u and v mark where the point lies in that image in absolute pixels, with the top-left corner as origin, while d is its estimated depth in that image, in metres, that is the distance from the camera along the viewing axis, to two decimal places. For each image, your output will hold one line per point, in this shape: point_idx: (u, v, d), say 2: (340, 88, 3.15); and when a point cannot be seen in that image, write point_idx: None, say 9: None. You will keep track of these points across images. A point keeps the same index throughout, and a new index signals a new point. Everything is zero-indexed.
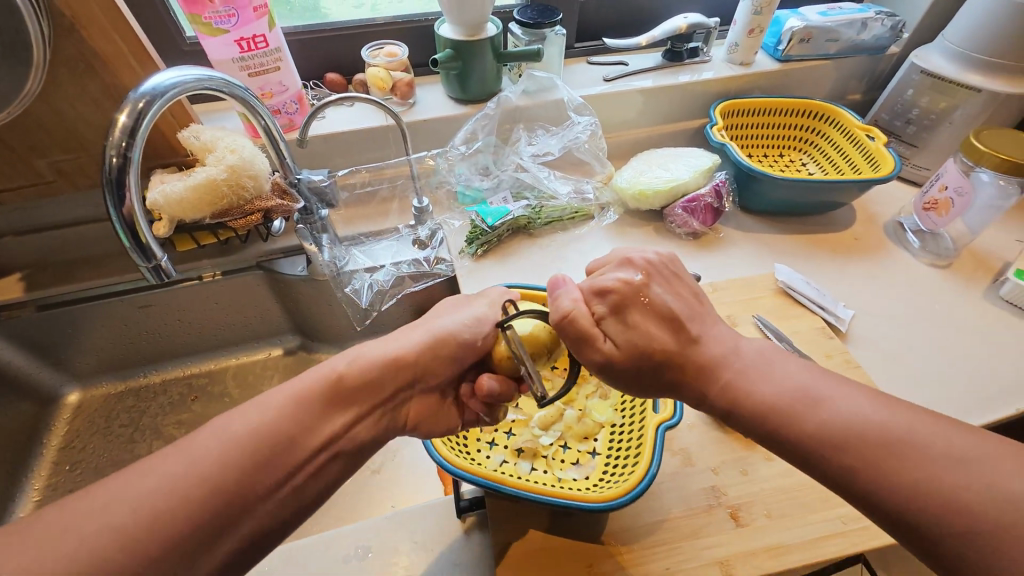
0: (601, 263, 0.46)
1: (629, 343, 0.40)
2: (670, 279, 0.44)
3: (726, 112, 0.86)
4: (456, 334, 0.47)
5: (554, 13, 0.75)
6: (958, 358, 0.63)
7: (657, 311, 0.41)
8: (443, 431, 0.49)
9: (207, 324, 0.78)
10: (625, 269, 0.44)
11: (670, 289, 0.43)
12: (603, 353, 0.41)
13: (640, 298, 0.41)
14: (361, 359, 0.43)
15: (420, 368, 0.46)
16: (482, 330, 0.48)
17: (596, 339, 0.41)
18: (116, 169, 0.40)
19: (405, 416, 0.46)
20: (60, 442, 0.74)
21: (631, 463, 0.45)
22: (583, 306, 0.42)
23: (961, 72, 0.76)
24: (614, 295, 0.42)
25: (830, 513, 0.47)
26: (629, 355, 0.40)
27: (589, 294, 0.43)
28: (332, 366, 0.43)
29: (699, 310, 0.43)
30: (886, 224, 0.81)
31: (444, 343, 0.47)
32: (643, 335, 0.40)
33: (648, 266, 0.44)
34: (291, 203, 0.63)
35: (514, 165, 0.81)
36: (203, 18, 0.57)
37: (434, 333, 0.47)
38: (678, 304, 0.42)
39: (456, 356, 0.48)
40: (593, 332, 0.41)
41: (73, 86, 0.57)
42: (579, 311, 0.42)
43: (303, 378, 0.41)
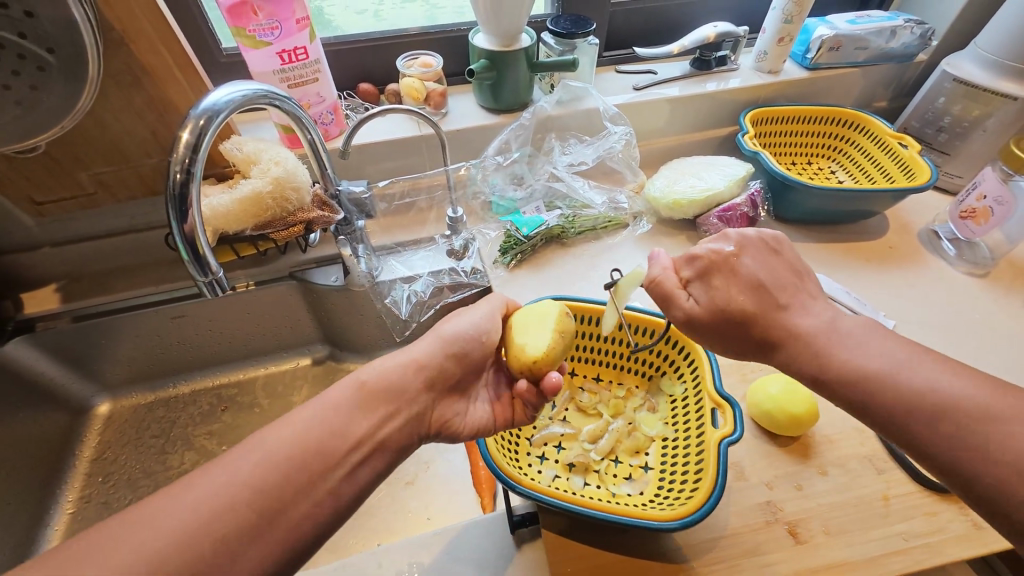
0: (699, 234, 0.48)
1: (711, 303, 0.43)
2: (766, 252, 0.44)
3: (756, 120, 0.86)
4: (466, 334, 0.47)
5: (587, 23, 0.75)
6: (1004, 368, 0.63)
7: (745, 278, 0.42)
8: (467, 437, 0.48)
9: (239, 334, 0.77)
10: (720, 240, 0.46)
11: (765, 259, 0.44)
12: (685, 312, 0.44)
13: (730, 264, 0.43)
14: (380, 367, 0.43)
15: (436, 369, 0.45)
16: (487, 328, 0.49)
17: (676, 297, 0.44)
18: (180, 185, 0.40)
19: (429, 423, 0.45)
20: (91, 454, 0.73)
21: (690, 480, 0.46)
22: (670, 274, 0.46)
23: (995, 80, 0.76)
24: (703, 261, 0.44)
25: (890, 529, 0.46)
26: (711, 313, 0.43)
27: (680, 261, 0.46)
28: (356, 375, 0.42)
29: (797, 285, 0.43)
30: (919, 232, 0.80)
31: (455, 343, 0.47)
32: (727, 298, 0.42)
33: (743, 239, 0.45)
34: (331, 213, 0.62)
35: (548, 174, 0.81)
36: (247, 31, 0.58)
37: (445, 336, 0.47)
38: (766, 272, 0.43)
39: (468, 356, 0.48)
40: (676, 293, 0.44)
41: (120, 100, 0.58)
42: (665, 276, 0.45)
43: (334, 388, 0.41)
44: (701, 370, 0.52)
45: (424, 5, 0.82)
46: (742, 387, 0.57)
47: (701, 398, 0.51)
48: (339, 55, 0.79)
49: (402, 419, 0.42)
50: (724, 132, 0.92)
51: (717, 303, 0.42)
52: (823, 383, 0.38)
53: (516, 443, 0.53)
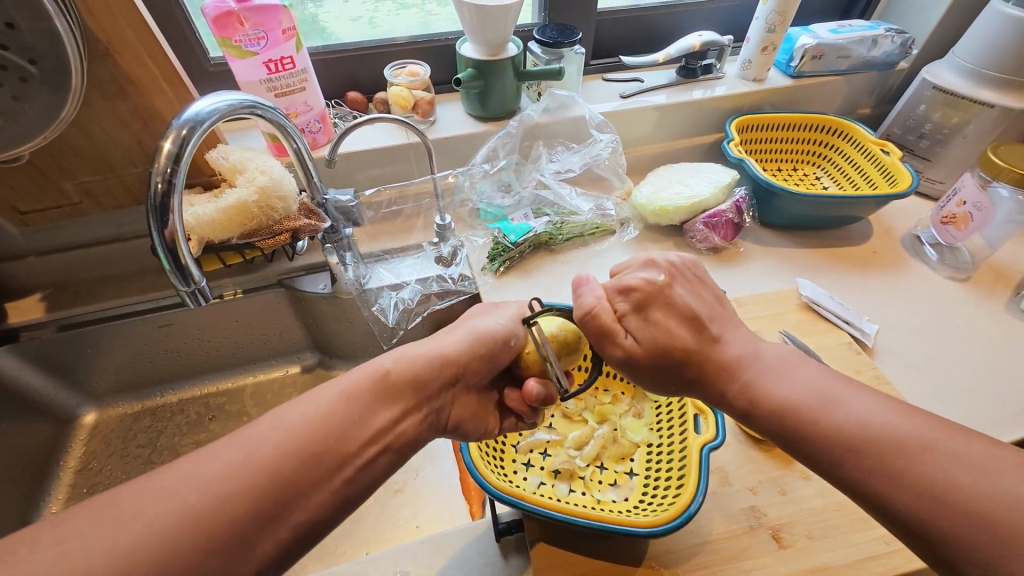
0: (622, 264, 0.47)
1: (650, 340, 0.41)
2: (693, 282, 0.44)
3: (742, 127, 0.87)
4: (495, 334, 0.47)
5: (573, 32, 0.76)
6: (985, 372, 0.63)
7: (680, 311, 0.42)
8: (478, 434, 0.49)
9: (226, 342, 0.77)
10: (647, 269, 0.45)
11: (693, 291, 0.44)
12: (625, 349, 0.42)
13: (663, 296, 0.42)
14: (405, 358, 0.43)
15: (461, 366, 0.46)
16: (520, 330, 0.48)
17: (617, 333, 0.42)
18: (161, 195, 0.41)
19: (447, 418, 0.46)
20: (76, 464, 0.72)
21: (673, 487, 0.46)
22: (605, 304, 0.43)
23: (973, 88, 0.77)
24: (637, 294, 0.43)
25: (872, 533, 0.47)
26: (649, 350, 0.41)
27: (612, 291, 0.44)
28: (378, 362, 0.42)
29: (723, 315, 0.43)
30: (903, 237, 0.82)
31: (484, 344, 0.46)
32: (665, 333, 0.41)
33: (671, 268, 0.45)
34: (318, 221, 0.63)
35: (535, 182, 0.82)
36: (233, 41, 0.58)
37: (474, 334, 0.47)
38: (698, 305, 0.42)
39: (497, 357, 0.47)
40: (615, 328, 0.42)
41: (105, 109, 0.58)
42: (601, 306, 0.43)
43: (353, 374, 0.40)
44: None
45: (419, 12, 0.82)
46: None
47: (685, 404, 0.51)
48: (328, 64, 0.79)
49: (421, 415, 0.42)
50: (710, 139, 0.93)
51: (658, 339, 0.41)
52: (753, 420, 0.39)
53: (502, 450, 0.53)
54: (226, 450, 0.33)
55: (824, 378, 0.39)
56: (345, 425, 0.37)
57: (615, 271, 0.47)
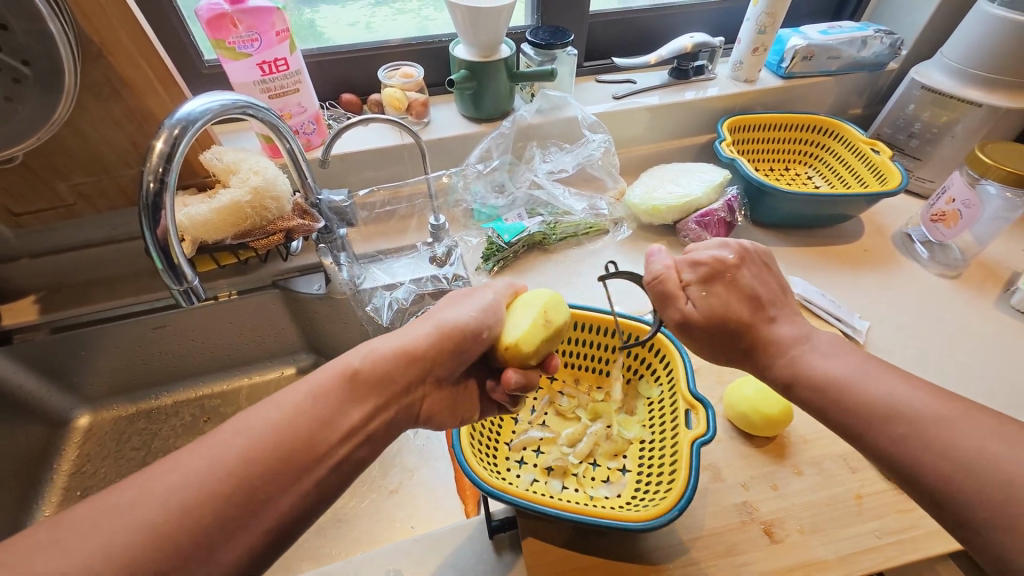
0: (695, 240, 0.48)
1: (710, 309, 0.43)
2: (763, 268, 0.46)
3: (735, 127, 0.88)
4: (461, 325, 0.47)
5: (565, 34, 0.77)
6: (975, 367, 0.64)
7: (743, 290, 0.43)
8: (456, 426, 0.50)
9: (221, 344, 0.77)
10: (720, 247, 0.46)
11: (760, 274, 0.45)
12: (682, 313, 0.44)
13: (729, 273, 0.44)
14: (373, 354, 0.42)
15: (431, 360, 0.45)
16: (488, 322, 0.48)
17: (677, 299, 0.44)
18: (153, 194, 0.41)
19: (419, 411, 0.46)
20: (70, 467, 0.72)
21: (665, 482, 0.46)
22: (672, 272, 0.45)
23: (961, 88, 0.78)
24: (706, 267, 0.44)
25: (863, 527, 0.47)
26: (707, 319, 0.43)
27: (681, 263, 0.46)
28: (345, 358, 0.41)
29: (784, 300, 0.45)
30: (894, 235, 0.82)
31: (452, 335, 0.46)
32: (726, 305, 0.43)
33: (742, 251, 0.46)
34: (312, 222, 0.64)
35: (528, 182, 0.82)
36: (227, 43, 0.58)
37: (441, 326, 0.46)
38: (761, 287, 0.44)
39: (465, 349, 0.47)
40: (677, 294, 0.44)
41: (99, 111, 0.58)
42: (668, 273, 0.45)
43: (322, 372, 0.40)
44: (676, 373, 0.53)
45: (417, 16, 0.83)
46: (719, 388, 0.58)
47: (676, 400, 0.52)
48: (322, 66, 0.80)
49: (390, 412, 0.42)
50: (702, 139, 0.94)
51: (716, 309, 0.42)
52: (794, 390, 0.41)
53: (495, 447, 0.53)
54: (219, 447, 0.33)
55: (806, 364, 0.40)
56: (337, 420, 0.38)
57: (685, 248, 0.49)
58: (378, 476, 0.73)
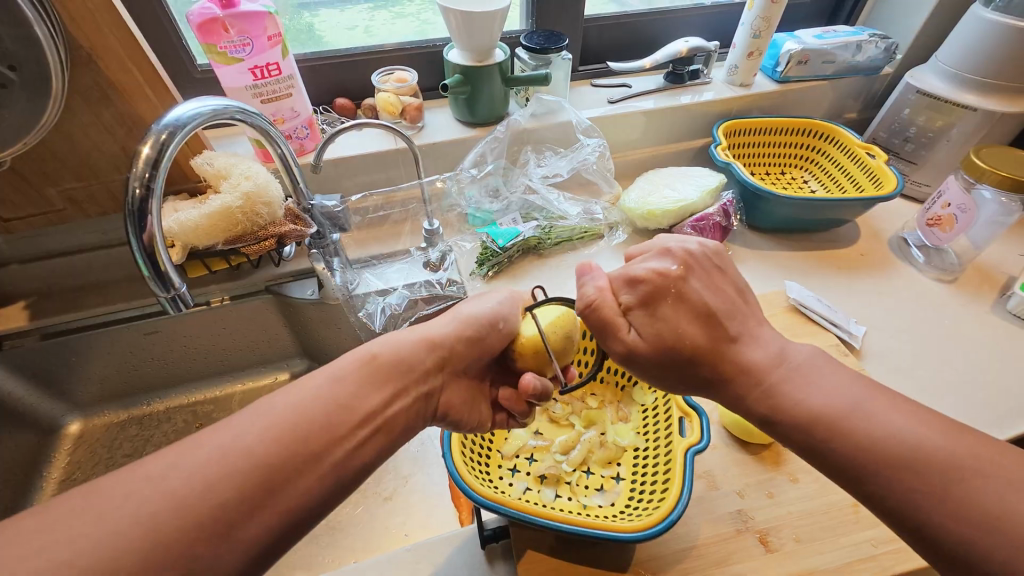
0: (637, 252, 0.46)
1: (655, 335, 0.41)
2: (712, 273, 0.44)
3: (730, 132, 0.88)
4: (479, 315, 0.48)
5: (560, 38, 0.76)
6: (972, 373, 0.63)
7: (693, 306, 0.41)
8: (470, 423, 0.49)
9: (214, 350, 0.76)
10: (661, 259, 0.44)
11: (709, 282, 0.43)
12: (627, 344, 0.42)
13: (674, 289, 0.42)
14: (392, 342, 0.43)
15: (449, 351, 0.46)
16: (505, 313, 0.49)
17: (619, 327, 0.42)
18: (139, 200, 0.40)
19: (436, 405, 0.45)
20: (60, 475, 0.71)
21: (658, 490, 0.46)
22: (610, 295, 0.43)
23: (956, 92, 0.78)
24: (646, 286, 0.42)
25: (859, 536, 0.47)
26: (654, 346, 0.41)
27: (619, 283, 0.44)
28: (365, 348, 0.42)
29: (745, 310, 0.43)
30: (890, 240, 0.82)
31: (470, 326, 0.47)
32: (674, 330, 0.40)
33: (687, 259, 0.44)
34: (304, 227, 0.64)
35: (523, 187, 0.81)
36: (219, 47, 0.58)
37: (460, 319, 0.48)
38: (714, 298, 0.42)
39: (485, 340, 0.48)
40: (616, 322, 0.42)
41: (89, 116, 0.58)
42: (606, 299, 0.43)
43: (340, 360, 0.40)
44: None
45: (413, 20, 0.83)
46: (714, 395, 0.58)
47: (670, 406, 0.51)
48: (316, 70, 0.79)
49: (411, 401, 0.42)
50: (698, 144, 0.94)
51: (660, 333, 0.40)
52: None
53: (487, 456, 0.53)
54: (206, 458, 0.32)
55: (801, 372, 0.39)
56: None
57: (625, 258, 0.47)
58: (372, 483, 0.72)
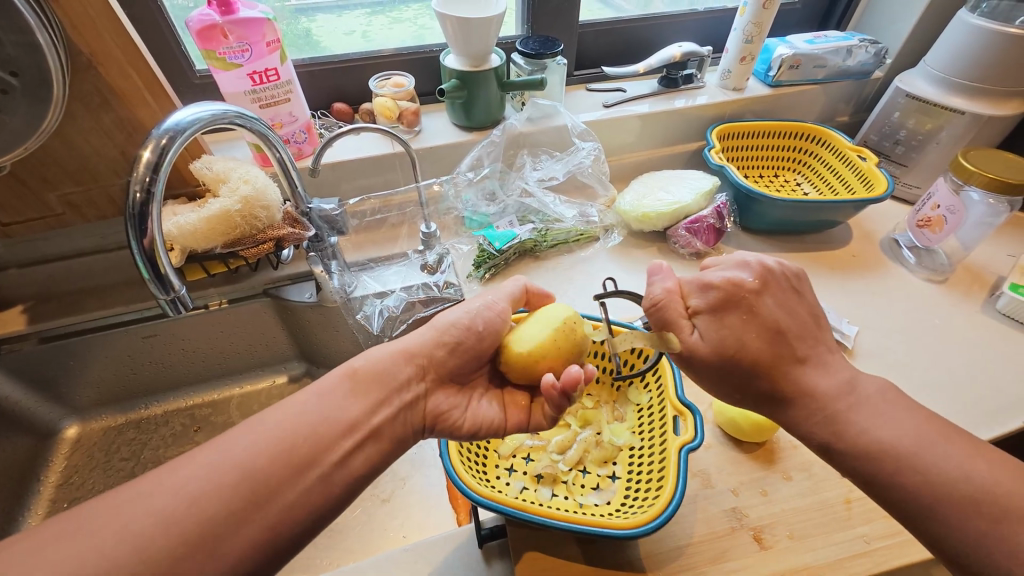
0: (715, 260, 0.48)
1: (717, 339, 0.43)
2: (784, 297, 0.45)
3: (723, 135, 0.89)
4: (456, 321, 0.47)
5: (555, 44, 0.77)
6: (962, 371, 0.64)
7: (762, 320, 0.43)
8: (466, 433, 0.48)
9: (212, 353, 0.77)
10: (738, 269, 0.46)
11: (781, 304, 0.44)
12: (688, 343, 0.44)
13: (743, 301, 0.44)
14: (372, 353, 0.44)
15: (428, 357, 0.46)
16: (485, 315, 0.48)
17: (682, 329, 0.45)
18: (139, 204, 0.41)
19: (423, 413, 0.45)
20: (57, 478, 0.71)
21: (653, 488, 0.46)
22: (679, 301, 0.46)
23: (945, 96, 0.79)
24: (717, 292, 0.45)
25: (852, 532, 0.47)
26: (715, 351, 0.43)
27: (690, 287, 0.47)
28: (350, 362, 0.43)
29: (816, 337, 0.44)
30: (882, 241, 0.83)
31: (447, 331, 0.47)
32: (737, 338, 0.42)
33: (763, 277, 0.45)
34: (302, 230, 0.64)
35: (520, 190, 0.82)
36: (218, 53, 0.59)
37: (437, 327, 0.47)
38: (784, 317, 0.43)
39: (463, 346, 0.47)
40: (681, 322, 0.45)
41: (88, 121, 0.59)
42: (677, 305, 0.46)
43: (326, 375, 0.41)
44: (665, 380, 0.53)
45: (412, 26, 0.85)
46: (709, 395, 0.58)
47: (664, 406, 0.52)
48: (313, 75, 0.80)
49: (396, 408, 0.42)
50: (692, 147, 0.95)
51: (723, 338, 0.43)
52: None
53: (484, 456, 0.53)
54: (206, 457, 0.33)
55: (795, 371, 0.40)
56: (337, 429, 0.38)
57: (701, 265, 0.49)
58: (370, 485, 0.72)
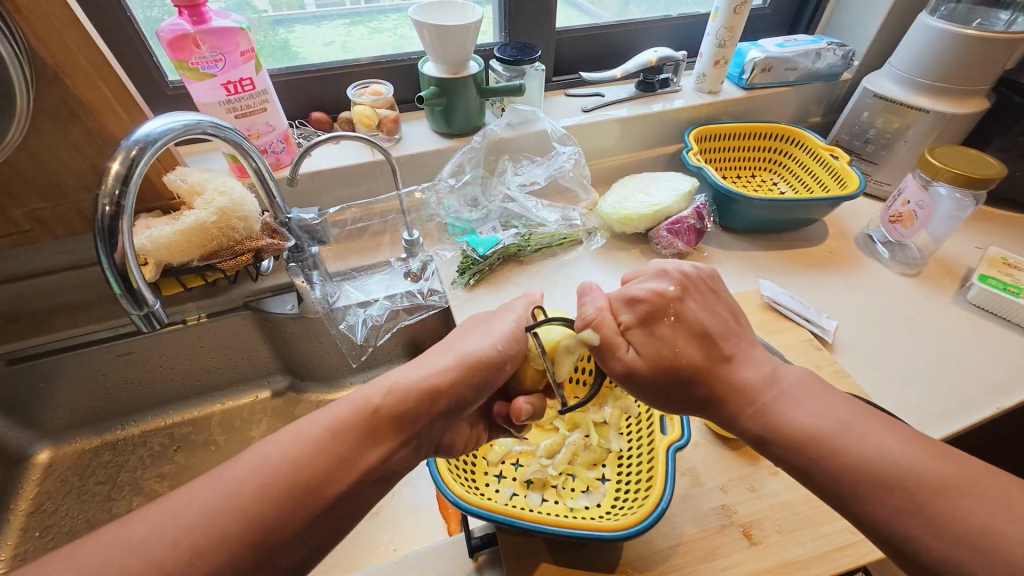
0: (635, 273, 0.49)
1: (654, 354, 0.43)
2: (707, 296, 0.47)
3: (701, 137, 0.91)
4: (484, 356, 0.46)
5: (533, 50, 0.78)
6: (938, 362, 0.66)
7: (690, 326, 0.44)
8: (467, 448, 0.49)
9: (192, 369, 0.75)
10: (659, 280, 0.47)
11: (705, 305, 0.46)
12: (626, 361, 0.43)
13: (671, 309, 0.44)
14: (395, 389, 0.41)
15: (457, 395, 0.44)
16: (510, 353, 0.48)
17: (619, 346, 0.44)
18: (109, 218, 0.40)
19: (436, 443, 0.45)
20: (29, 506, 0.68)
21: (643, 488, 0.46)
22: (610, 315, 0.46)
23: (910, 95, 0.82)
24: (645, 305, 0.45)
25: (839, 524, 0.48)
26: (651, 365, 0.43)
27: (618, 303, 0.46)
28: (366, 395, 0.40)
29: (737, 332, 0.45)
30: (856, 237, 0.85)
31: (474, 366, 0.45)
32: (672, 349, 0.42)
33: (684, 283, 0.46)
34: (281, 241, 0.63)
35: (502, 196, 0.83)
36: (190, 63, 0.58)
37: (463, 358, 0.45)
38: (709, 320, 0.44)
39: (488, 381, 0.46)
40: (616, 340, 0.44)
41: (55, 134, 0.57)
42: (604, 319, 0.45)
43: (338, 408, 0.39)
44: None
45: (391, 35, 0.85)
46: None
47: (651, 406, 0.52)
48: (291, 85, 0.79)
49: (416, 446, 0.42)
50: (671, 149, 0.97)
51: (659, 354, 0.42)
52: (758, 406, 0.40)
53: (473, 463, 0.53)
54: None
55: None
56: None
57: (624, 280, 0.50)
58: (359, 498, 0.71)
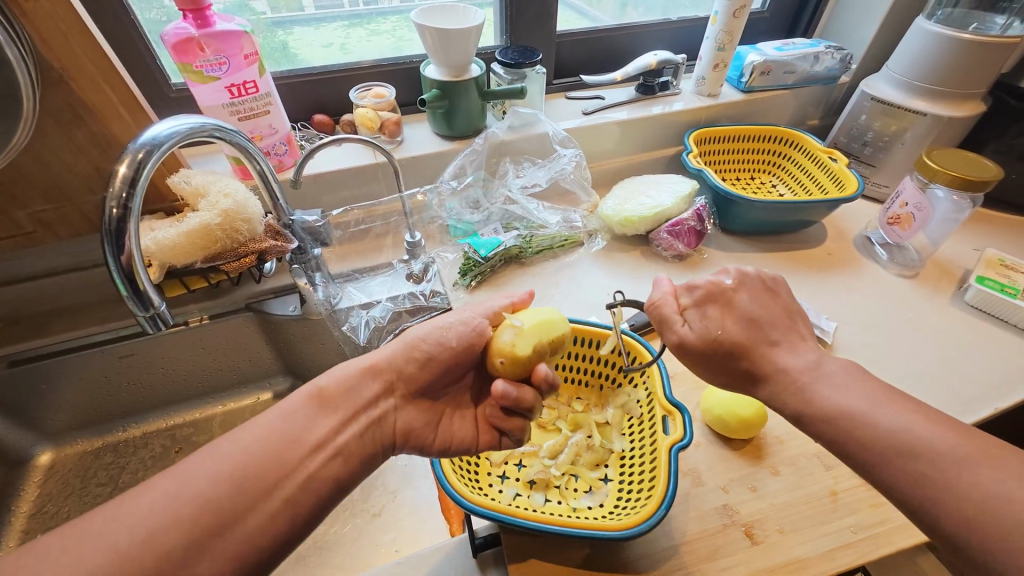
0: None
1: (705, 333, 0.43)
2: (763, 291, 0.46)
3: (700, 140, 0.91)
4: (425, 336, 0.48)
5: (534, 54, 0.79)
6: (936, 362, 0.66)
7: (742, 313, 0.44)
8: (439, 449, 0.48)
9: (194, 371, 0.75)
10: (719, 272, 0.47)
11: (760, 299, 0.45)
12: (679, 337, 0.44)
13: (726, 297, 0.45)
14: (337, 372, 0.45)
15: (397, 371, 0.46)
16: (456, 332, 0.48)
17: (674, 322, 0.45)
18: (116, 220, 0.40)
19: (394, 430, 0.45)
20: (30, 509, 0.68)
21: (645, 488, 0.47)
22: (670, 298, 0.47)
23: (907, 99, 0.83)
24: (702, 291, 0.46)
25: (839, 523, 0.48)
26: (703, 342, 0.43)
27: (680, 288, 0.47)
28: (313, 381, 0.44)
29: (790, 326, 0.44)
30: (855, 239, 0.86)
31: (418, 346, 0.47)
32: (723, 329, 0.43)
33: (744, 277, 0.46)
34: (285, 243, 0.64)
35: (503, 198, 0.84)
36: (194, 66, 0.58)
37: (408, 340, 0.48)
38: (762, 310, 0.44)
39: (434, 359, 0.47)
40: (673, 318, 0.45)
41: (59, 137, 0.57)
42: (665, 299, 0.47)
43: (291, 396, 0.42)
44: (653, 382, 0.54)
45: (392, 37, 0.85)
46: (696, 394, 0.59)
47: (653, 407, 0.53)
48: (293, 88, 0.80)
49: (359, 426, 0.42)
50: (670, 152, 0.97)
51: (709, 331, 0.43)
52: None
53: (476, 464, 0.53)
54: None
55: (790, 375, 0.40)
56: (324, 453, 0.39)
57: None
58: (361, 499, 0.71)
